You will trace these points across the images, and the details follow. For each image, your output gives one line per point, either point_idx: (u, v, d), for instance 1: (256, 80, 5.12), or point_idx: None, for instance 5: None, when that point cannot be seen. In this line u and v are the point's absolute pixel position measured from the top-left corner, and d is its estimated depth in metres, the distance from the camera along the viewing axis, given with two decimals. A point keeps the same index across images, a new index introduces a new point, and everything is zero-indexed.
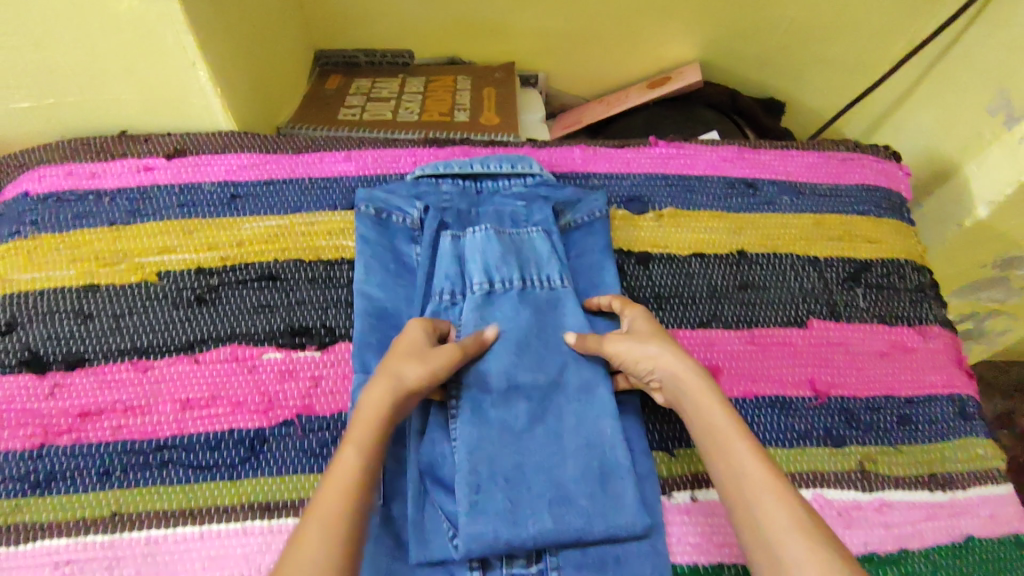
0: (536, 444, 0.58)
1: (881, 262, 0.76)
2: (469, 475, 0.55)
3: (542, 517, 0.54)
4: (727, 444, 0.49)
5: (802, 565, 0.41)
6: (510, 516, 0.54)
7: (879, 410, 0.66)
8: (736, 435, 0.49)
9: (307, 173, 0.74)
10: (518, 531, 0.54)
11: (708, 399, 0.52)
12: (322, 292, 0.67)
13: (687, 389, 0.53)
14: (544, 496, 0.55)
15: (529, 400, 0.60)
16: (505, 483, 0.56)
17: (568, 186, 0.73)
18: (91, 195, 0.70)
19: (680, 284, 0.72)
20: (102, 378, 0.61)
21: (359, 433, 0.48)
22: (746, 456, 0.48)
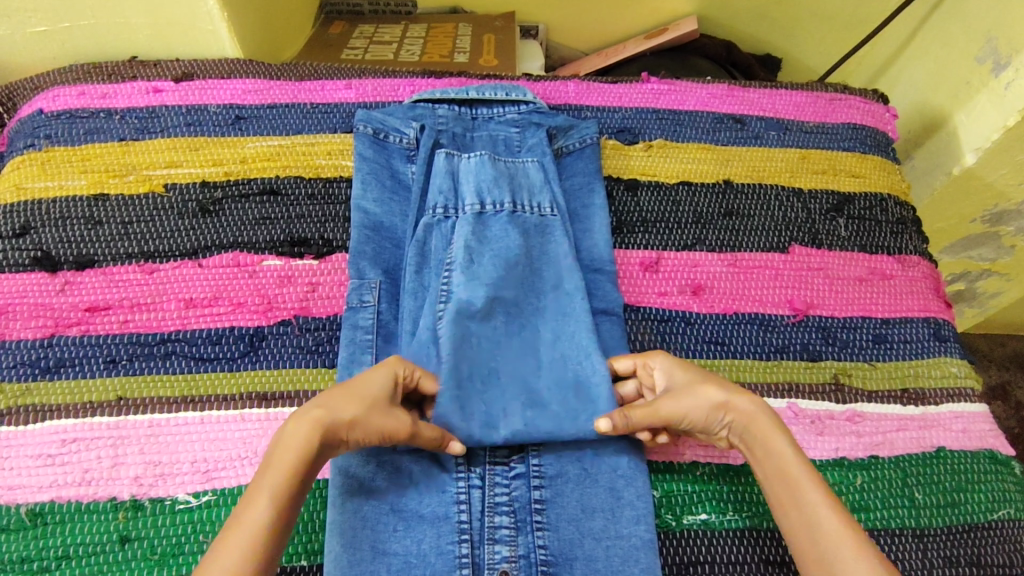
0: (514, 354, 0.61)
1: (864, 196, 0.78)
2: (450, 373, 0.58)
3: (514, 419, 0.57)
4: (811, 502, 0.49)
5: None
6: (484, 417, 0.57)
7: (855, 329, 0.69)
8: (820, 494, 0.49)
9: (309, 99, 0.77)
10: (489, 432, 0.57)
11: (792, 457, 0.52)
12: (321, 206, 0.70)
13: (767, 442, 0.53)
14: (517, 399, 0.58)
15: (507, 312, 0.62)
16: (481, 386, 0.59)
17: (560, 116, 0.76)
18: (102, 113, 0.73)
19: (666, 210, 0.74)
20: (111, 277, 0.64)
21: (271, 478, 0.45)
22: (832, 515, 0.48)
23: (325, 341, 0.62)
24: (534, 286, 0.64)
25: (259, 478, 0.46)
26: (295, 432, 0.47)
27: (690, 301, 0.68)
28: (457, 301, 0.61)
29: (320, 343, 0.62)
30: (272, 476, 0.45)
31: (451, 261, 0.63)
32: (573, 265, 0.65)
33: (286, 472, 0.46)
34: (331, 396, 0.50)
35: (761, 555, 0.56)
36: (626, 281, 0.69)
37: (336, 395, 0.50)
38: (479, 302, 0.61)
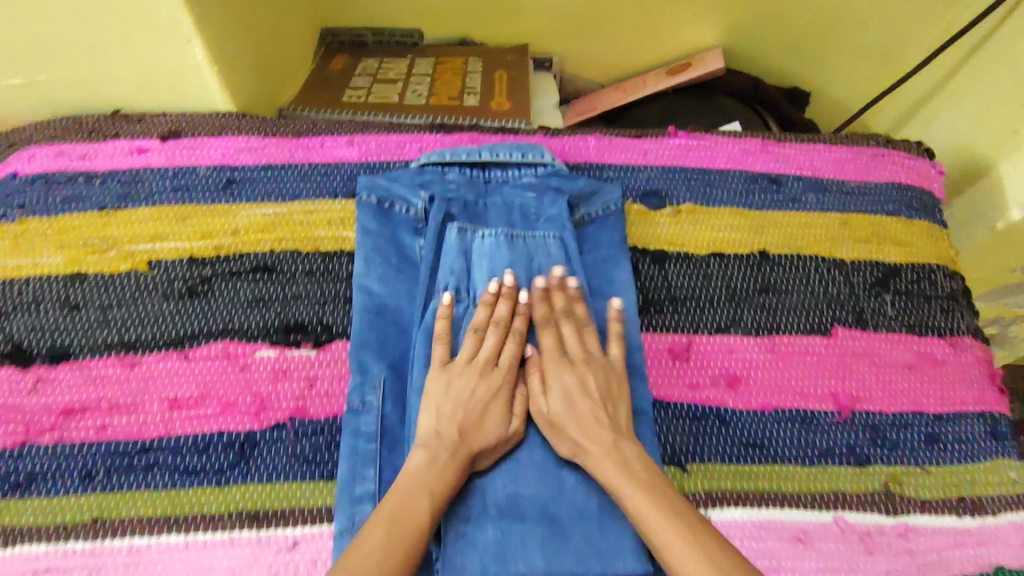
0: (535, 477, 0.54)
1: (911, 267, 0.71)
2: (460, 508, 0.52)
3: (535, 556, 0.51)
4: (620, 486, 0.50)
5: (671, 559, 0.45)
6: (499, 553, 0.51)
7: (906, 427, 0.63)
8: (636, 479, 0.50)
9: (307, 158, 0.70)
10: (506, 563, 0.50)
11: (587, 448, 0.52)
12: (320, 285, 0.64)
13: (573, 428, 0.53)
14: (538, 531, 0.52)
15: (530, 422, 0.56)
16: (497, 514, 0.52)
17: (582, 179, 0.70)
18: (81, 178, 0.67)
19: (697, 286, 0.67)
20: (88, 374, 0.58)
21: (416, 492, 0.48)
22: (646, 499, 0.48)
23: (323, 448, 0.56)
24: (571, 306, 0.60)
25: (406, 492, 0.48)
26: (431, 458, 0.50)
27: (724, 395, 0.62)
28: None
29: (318, 451, 0.56)
30: (430, 493, 0.48)
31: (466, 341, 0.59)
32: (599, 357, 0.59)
33: (434, 487, 0.49)
34: (488, 410, 0.54)
35: None
36: (654, 371, 0.63)
37: (478, 406, 0.54)
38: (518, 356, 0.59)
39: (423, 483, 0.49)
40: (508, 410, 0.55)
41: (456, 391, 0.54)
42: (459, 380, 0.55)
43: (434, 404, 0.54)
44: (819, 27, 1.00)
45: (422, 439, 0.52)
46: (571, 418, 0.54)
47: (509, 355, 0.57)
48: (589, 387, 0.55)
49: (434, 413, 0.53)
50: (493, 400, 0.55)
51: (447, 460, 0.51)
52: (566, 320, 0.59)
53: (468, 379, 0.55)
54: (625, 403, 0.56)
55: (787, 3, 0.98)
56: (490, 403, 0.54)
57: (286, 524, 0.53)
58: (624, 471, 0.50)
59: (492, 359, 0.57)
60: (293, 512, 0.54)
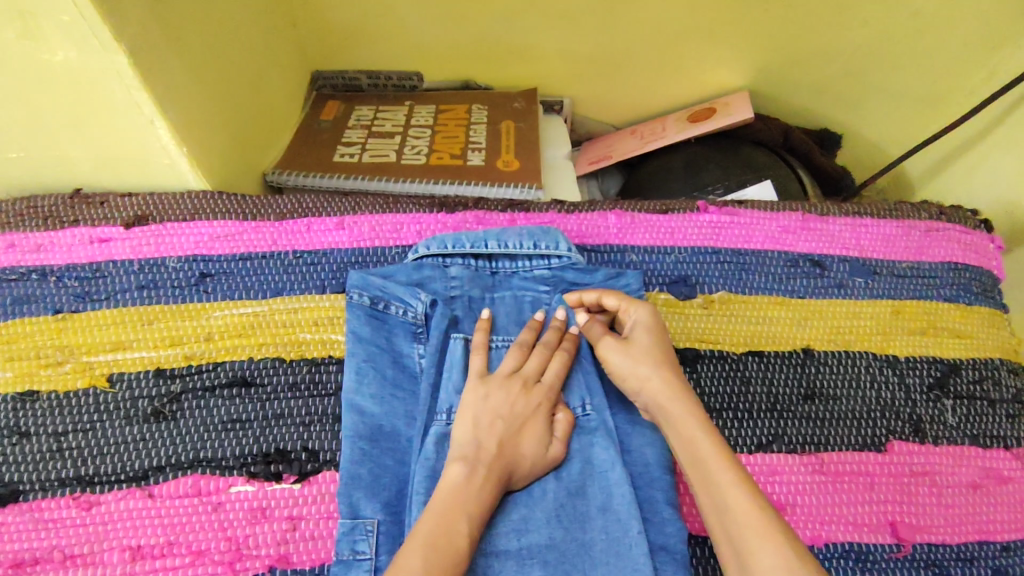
0: None
1: (972, 364, 0.64)
2: None
3: None
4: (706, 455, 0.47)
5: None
6: None
7: (973, 562, 0.55)
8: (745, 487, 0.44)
9: (291, 245, 0.63)
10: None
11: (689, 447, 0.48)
12: (305, 402, 0.56)
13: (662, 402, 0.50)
14: None
15: (547, 560, 0.48)
16: None
17: (601, 270, 0.62)
18: (36, 274, 0.59)
19: (734, 392, 0.60)
20: (38, 518, 0.50)
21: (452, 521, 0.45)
22: (738, 480, 0.45)
23: None
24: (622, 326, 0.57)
25: (441, 513, 0.45)
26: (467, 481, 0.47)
27: None
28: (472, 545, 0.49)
29: None
30: (467, 516, 0.45)
31: None
32: (624, 478, 0.52)
33: (470, 508, 0.46)
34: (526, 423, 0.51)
35: None
36: (686, 500, 0.55)
37: (521, 423, 0.51)
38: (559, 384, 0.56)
39: (461, 502, 0.46)
40: (549, 427, 0.52)
41: (495, 401, 0.51)
42: (498, 391, 0.52)
43: (471, 417, 0.50)
44: (856, 69, 0.91)
45: (455, 453, 0.49)
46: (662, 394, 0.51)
47: (553, 373, 0.54)
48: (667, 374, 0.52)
49: (469, 430, 0.50)
50: (535, 416, 0.52)
51: (482, 478, 0.47)
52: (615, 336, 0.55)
53: (511, 394, 0.52)
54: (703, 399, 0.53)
55: (821, 45, 0.89)
56: (529, 420, 0.51)
57: None
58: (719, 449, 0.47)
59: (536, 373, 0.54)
60: None
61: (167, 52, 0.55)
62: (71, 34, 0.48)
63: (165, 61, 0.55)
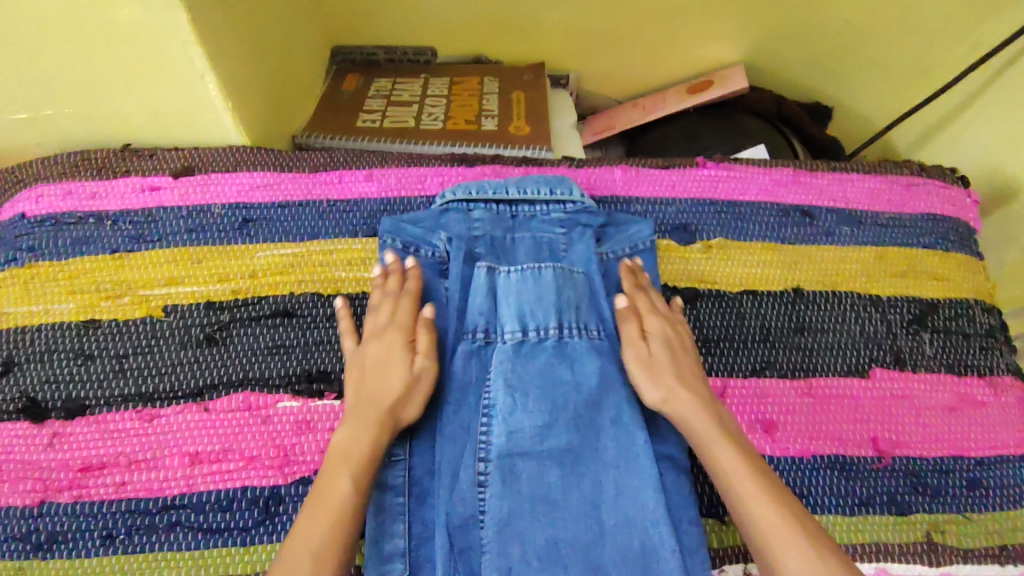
0: (572, 518, 0.53)
1: (949, 303, 0.69)
2: (500, 560, 0.52)
3: None
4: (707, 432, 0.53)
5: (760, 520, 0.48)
6: None
7: (948, 473, 0.61)
8: (728, 438, 0.53)
9: (325, 194, 0.68)
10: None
11: (684, 403, 0.55)
12: (341, 330, 0.61)
13: (673, 377, 0.56)
14: None
15: (564, 458, 0.55)
16: (541, 564, 0.52)
17: (646, 219, 0.69)
18: (92, 218, 0.65)
19: (730, 326, 0.66)
20: (104, 428, 0.56)
21: (361, 417, 0.52)
22: (738, 456, 0.51)
23: None
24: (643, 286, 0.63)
25: (331, 468, 0.49)
26: (349, 424, 0.52)
27: (762, 441, 0.60)
28: (499, 447, 0.55)
29: None
30: (349, 460, 0.49)
31: (532, 315, 0.61)
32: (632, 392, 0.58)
33: (354, 454, 0.50)
34: (386, 366, 0.55)
35: None
36: None
37: (376, 364, 0.55)
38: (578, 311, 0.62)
39: (350, 453, 0.50)
40: (409, 352, 0.56)
41: (367, 355, 0.56)
42: (373, 345, 0.56)
43: (351, 378, 0.55)
44: (845, 43, 0.97)
45: (343, 414, 0.53)
46: (674, 371, 0.57)
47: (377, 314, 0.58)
48: (680, 353, 0.59)
49: (353, 383, 0.55)
50: (392, 354, 0.55)
51: (363, 424, 0.51)
52: (642, 296, 0.62)
53: (380, 343, 0.56)
54: (705, 375, 0.59)
55: (812, 20, 0.95)
56: (387, 358, 0.55)
57: None
58: (721, 426, 0.54)
59: (389, 320, 0.58)
60: None
61: (216, 13, 0.61)
62: None
63: (215, 22, 0.61)
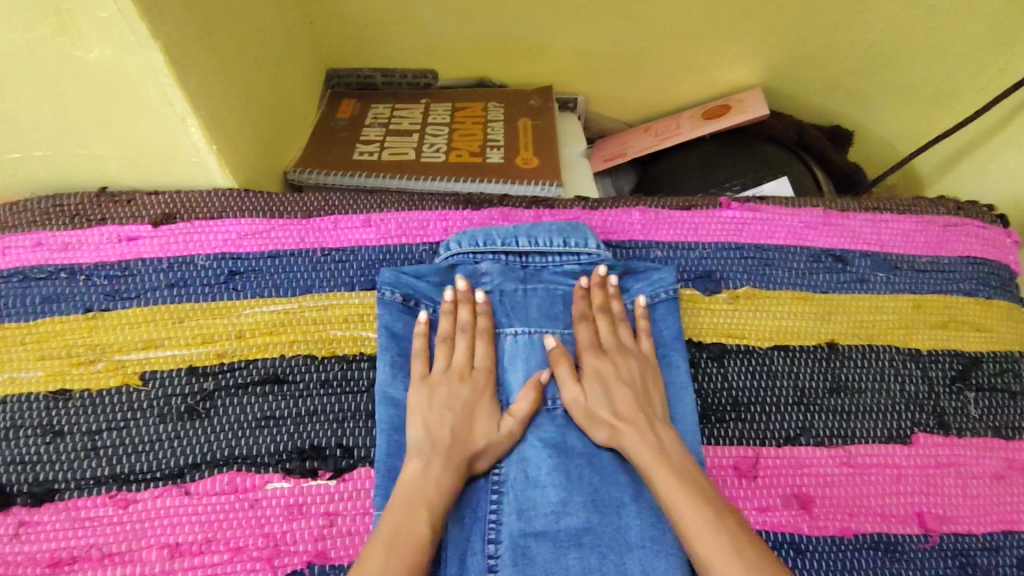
0: None
1: (992, 357, 0.64)
2: None
3: None
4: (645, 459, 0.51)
5: (705, 548, 0.45)
6: None
7: (999, 550, 0.56)
8: (668, 460, 0.50)
9: (319, 242, 0.63)
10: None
11: (622, 428, 0.53)
12: (337, 398, 0.56)
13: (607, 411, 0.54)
14: None
15: (583, 540, 0.50)
16: None
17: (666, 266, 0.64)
18: (64, 272, 0.59)
19: (760, 387, 0.60)
20: (75, 516, 0.50)
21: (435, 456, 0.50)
22: (677, 481, 0.48)
23: None
24: (606, 303, 0.60)
25: (408, 508, 0.47)
26: (425, 464, 0.50)
27: (798, 519, 0.55)
28: (511, 528, 0.50)
29: None
30: (430, 507, 0.47)
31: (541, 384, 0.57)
32: None
33: (433, 500, 0.48)
34: (469, 413, 0.53)
35: None
36: None
37: (462, 408, 0.53)
38: None
39: (424, 496, 0.48)
40: (497, 411, 0.54)
41: (439, 397, 0.53)
42: (439, 387, 0.54)
43: (415, 415, 0.53)
44: (870, 65, 0.92)
45: (411, 449, 0.51)
46: (606, 402, 0.54)
47: (483, 355, 0.56)
48: (624, 374, 0.56)
49: (417, 421, 0.52)
50: (478, 399, 0.54)
51: (442, 467, 0.50)
52: (601, 315, 0.59)
53: (452, 386, 0.54)
54: (660, 392, 0.56)
55: (834, 42, 0.90)
56: (472, 404, 0.54)
57: None
58: (655, 452, 0.51)
59: (468, 363, 0.56)
60: None
61: (198, 50, 0.55)
62: (107, 32, 0.48)
63: (196, 60, 0.55)
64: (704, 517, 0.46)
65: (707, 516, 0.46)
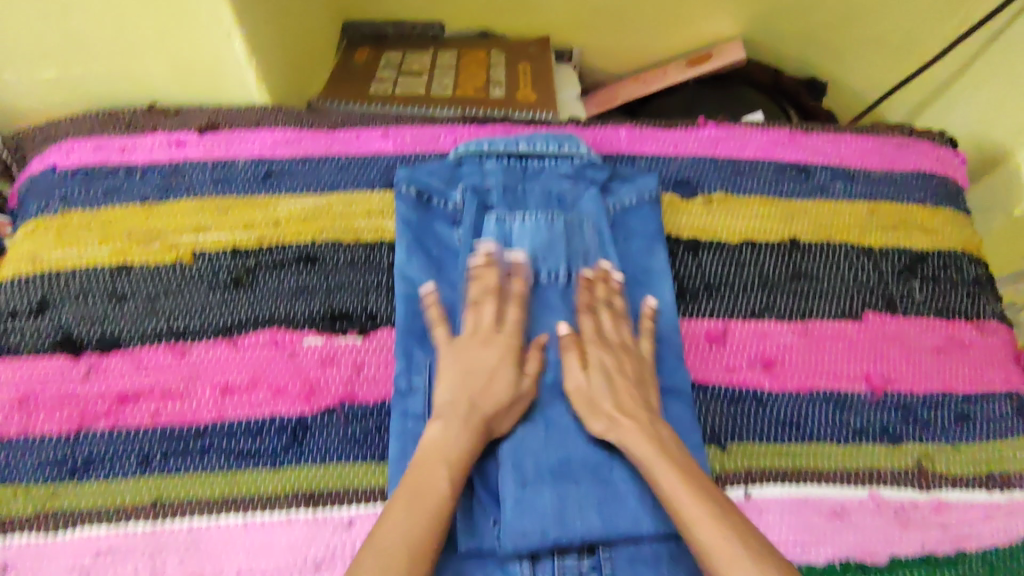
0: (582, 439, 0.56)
1: (938, 254, 0.73)
2: (517, 471, 0.54)
3: (592, 515, 0.53)
4: (649, 457, 0.52)
5: (709, 542, 0.47)
6: (557, 515, 0.53)
7: (937, 407, 0.65)
8: (669, 455, 0.52)
9: (344, 150, 0.71)
10: (568, 529, 0.53)
11: (621, 423, 0.54)
12: (362, 274, 0.65)
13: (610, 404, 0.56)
14: (593, 493, 0.54)
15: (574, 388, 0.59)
16: (554, 479, 0.54)
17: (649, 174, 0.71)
18: (122, 170, 0.68)
19: (731, 273, 0.69)
20: (140, 361, 0.59)
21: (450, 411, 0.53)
22: (680, 479, 0.50)
23: (374, 431, 0.58)
24: (610, 297, 0.62)
25: (426, 464, 0.50)
26: (447, 425, 0.53)
27: (761, 377, 0.64)
28: None
29: (368, 433, 0.58)
30: (448, 463, 0.50)
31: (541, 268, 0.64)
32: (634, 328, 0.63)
33: (451, 458, 0.51)
34: (493, 375, 0.56)
35: None
36: (692, 355, 0.64)
37: (484, 372, 0.56)
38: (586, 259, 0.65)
39: (445, 454, 0.51)
40: (518, 369, 0.57)
41: (464, 359, 0.56)
42: (466, 351, 0.57)
43: (443, 378, 0.56)
44: (839, 18, 1.01)
45: (438, 410, 0.54)
46: (609, 395, 0.56)
47: (511, 321, 0.59)
48: (626, 368, 0.58)
49: (445, 384, 0.55)
50: (502, 363, 0.57)
51: (462, 426, 0.52)
52: (603, 309, 0.61)
53: (475, 350, 0.57)
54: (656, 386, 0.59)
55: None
56: (496, 367, 0.56)
57: (342, 504, 0.55)
58: (657, 448, 0.52)
59: (496, 326, 0.59)
60: (351, 492, 0.55)
61: None
62: None
63: None
64: (707, 509, 0.48)
65: (708, 511, 0.48)
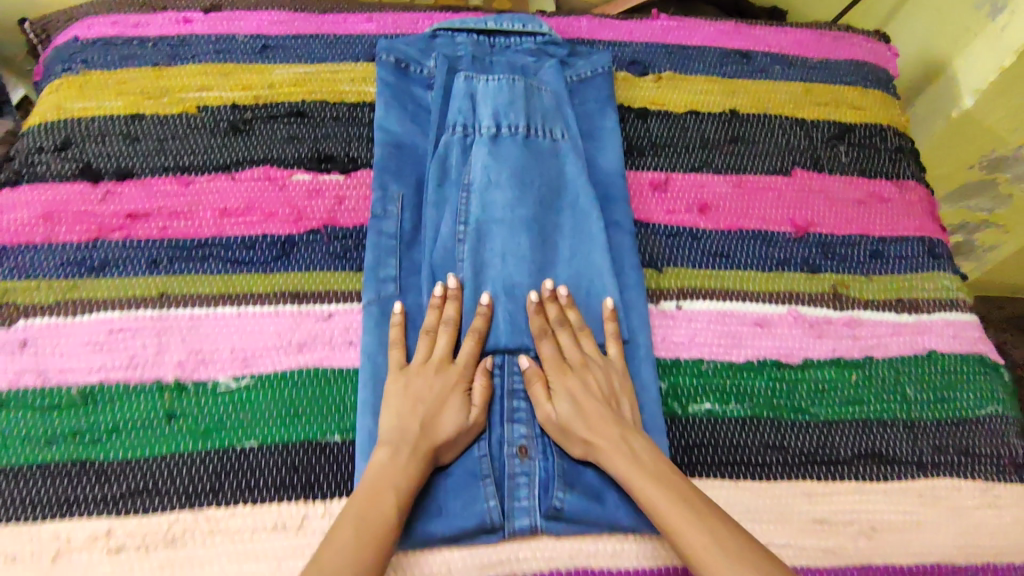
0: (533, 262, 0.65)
1: (864, 126, 0.81)
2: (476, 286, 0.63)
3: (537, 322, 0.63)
4: (631, 476, 0.53)
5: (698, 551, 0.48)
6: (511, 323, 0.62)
7: (854, 245, 0.72)
8: (645, 470, 0.53)
9: (332, 30, 0.80)
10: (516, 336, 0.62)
11: (596, 446, 0.56)
12: (346, 128, 0.73)
13: (581, 429, 0.57)
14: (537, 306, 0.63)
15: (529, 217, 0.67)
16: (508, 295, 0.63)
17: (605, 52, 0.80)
18: (136, 41, 0.77)
19: (675, 135, 0.77)
20: (150, 188, 0.68)
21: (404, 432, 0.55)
22: (660, 492, 0.52)
23: (352, 248, 0.66)
24: (563, 312, 0.63)
25: (372, 493, 0.51)
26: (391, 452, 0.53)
27: (696, 218, 0.72)
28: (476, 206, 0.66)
29: (348, 250, 0.66)
30: (396, 488, 0.51)
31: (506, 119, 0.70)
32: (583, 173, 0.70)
33: (398, 486, 0.51)
34: (443, 404, 0.57)
35: (761, 438, 0.61)
36: (636, 199, 0.73)
37: (435, 401, 0.57)
38: (545, 115, 0.72)
39: (386, 477, 0.52)
40: (466, 403, 0.58)
41: (414, 390, 0.57)
42: (417, 379, 0.58)
43: (392, 403, 0.56)
44: None
45: (384, 437, 0.55)
46: (577, 419, 0.57)
47: (467, 355, 0.60)
48: (594, 389, 0.59)
49: (394, 410, 0.56)
50: (449, 391, 0.58)
51: (409, 457, 0.53)
52: (563, 329, 0.62)
53: (428, 378, 0.58)
54: (630, 400, 0.60)
55: None
56: (445, 399, 0.57)
57: (323, 301, 0.63)
58: (634, 464, 0.54)
59: (448, 355, 0.60)
60: (332, 293, 0.64)
61: None
62: None
63: None
64: (692, 519, 0.50)
65: (693, 518, 0.50)
